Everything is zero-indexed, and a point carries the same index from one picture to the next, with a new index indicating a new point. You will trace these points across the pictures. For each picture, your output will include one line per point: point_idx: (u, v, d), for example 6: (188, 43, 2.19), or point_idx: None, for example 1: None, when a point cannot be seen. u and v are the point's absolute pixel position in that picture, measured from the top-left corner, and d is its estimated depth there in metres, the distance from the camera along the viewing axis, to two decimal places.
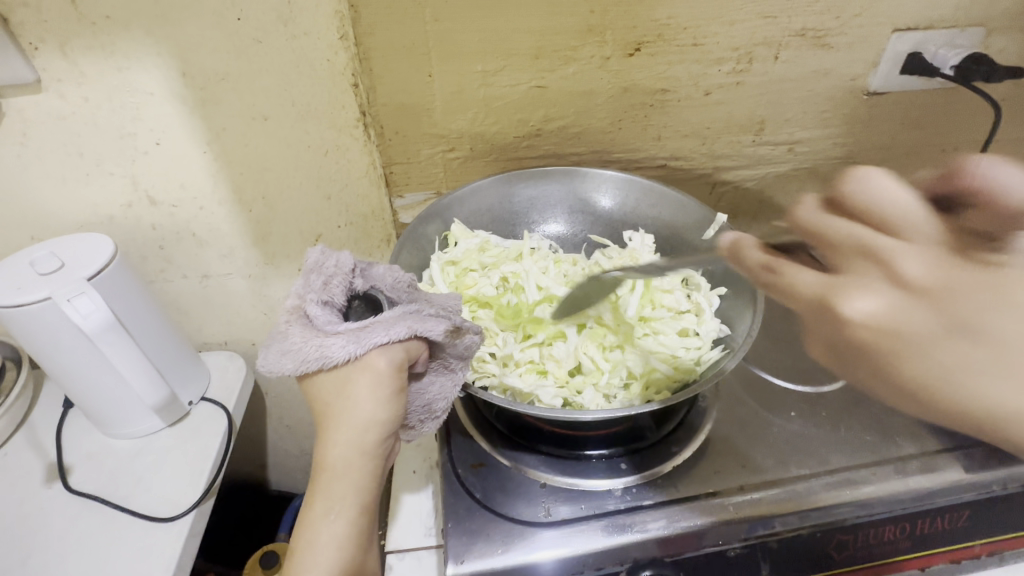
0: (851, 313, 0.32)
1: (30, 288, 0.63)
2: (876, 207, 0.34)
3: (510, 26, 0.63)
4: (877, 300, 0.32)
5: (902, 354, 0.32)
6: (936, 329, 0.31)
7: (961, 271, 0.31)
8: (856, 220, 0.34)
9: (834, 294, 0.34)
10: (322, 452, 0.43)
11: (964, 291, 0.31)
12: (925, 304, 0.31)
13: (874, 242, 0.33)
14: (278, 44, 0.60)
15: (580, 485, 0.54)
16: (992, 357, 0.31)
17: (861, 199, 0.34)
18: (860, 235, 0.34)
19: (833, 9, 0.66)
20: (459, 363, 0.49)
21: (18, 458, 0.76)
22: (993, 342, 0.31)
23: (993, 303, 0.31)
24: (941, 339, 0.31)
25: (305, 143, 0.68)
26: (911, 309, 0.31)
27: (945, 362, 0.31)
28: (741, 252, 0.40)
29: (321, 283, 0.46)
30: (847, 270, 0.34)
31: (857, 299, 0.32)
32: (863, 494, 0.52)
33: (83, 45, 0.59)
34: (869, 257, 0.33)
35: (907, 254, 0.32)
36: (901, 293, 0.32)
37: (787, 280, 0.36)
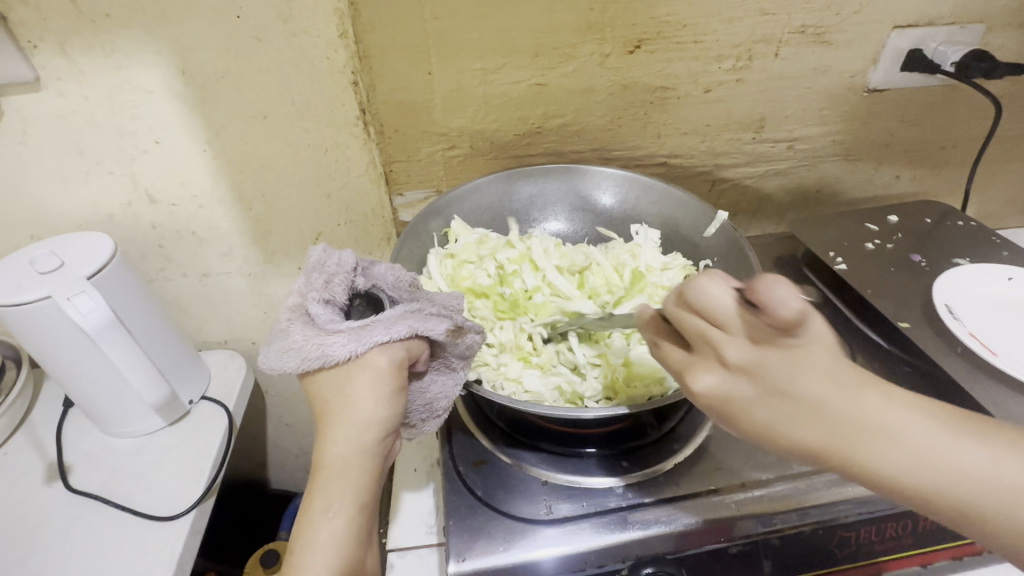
0: (694, 387, 0.38)
1: (30, 287, 0.62)
2: (696, 300, 0.36)
3: (509, 24, 0.63)
4: (714, 376, 0.37)
5: (738, 415, 0.36)
6: (755, 395, 0.35)
7: (772, 347, 0.33)
8: (696, 313, 0.37)
9: (687, 371, 0.39)
10: (322, 450, 0.43)
11: (771, 367, 0.33)
12: (745, 379, 0.35)
13: (706, 331, 0.36)
14: (277, 42, 0.60)
15: (582, 483, 0.54)
16: (804, 412, 0.34)
17: (689, 299, 0.37)
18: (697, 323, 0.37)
19: (833, 6, 0.66)
20: (461, 361, 0.49)
21: (19, 458, 0.76)
22: (804, 399, 0.33)
23: (796, 370, 0.33)
24: (761, 400, 0.35)
25: (305, 141, 0.68)
26: (736, 383, 0.35)
27: (768, 418, 0.35)
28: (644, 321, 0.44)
29: (323, 281, 0.45)
30: (696, 350, 0.38)
31: (698, 376, 0.38)
32: (864, 491, 0.51)
33: (82, 44, 0.59)
34: (705, 341, 0.37)
35: (727, 338, 0.35)
36: (727, 372, 0.36)
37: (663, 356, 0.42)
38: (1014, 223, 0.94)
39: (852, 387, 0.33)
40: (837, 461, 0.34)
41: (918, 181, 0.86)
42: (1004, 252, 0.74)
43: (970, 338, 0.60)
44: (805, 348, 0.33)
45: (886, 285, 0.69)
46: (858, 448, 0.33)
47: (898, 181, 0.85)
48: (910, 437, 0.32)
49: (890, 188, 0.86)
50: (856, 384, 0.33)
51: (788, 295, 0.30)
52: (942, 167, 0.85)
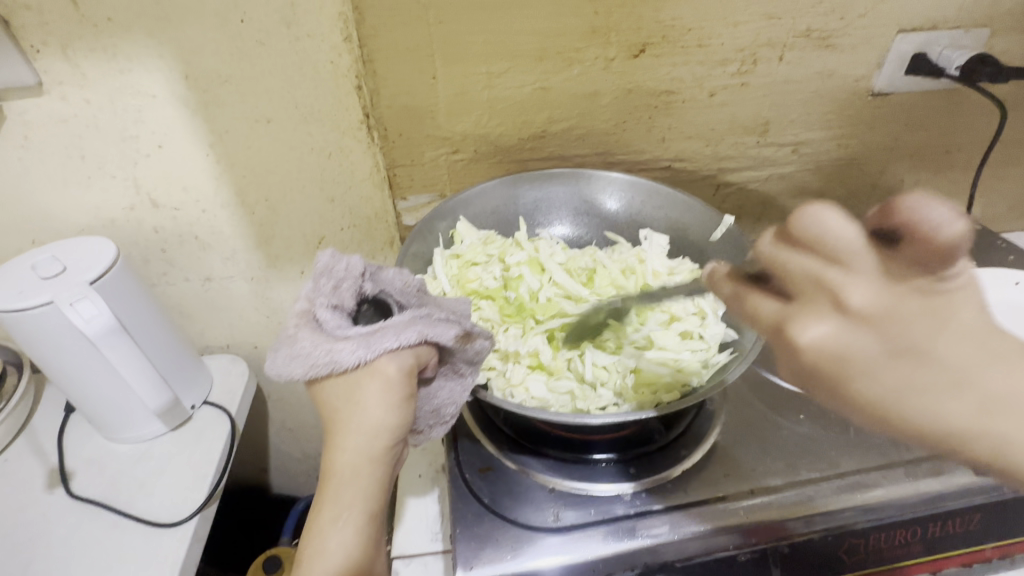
0: (801, 341, 0.35)
1: (32, 291, 0.62)
2: (829, 233, 0.35)
3: (514, 28, 0.63)
4: (826, 325, 0.35)
5: (848, 376, 0.35)
6: (879, 351, 0.34)
7: (902, 293, 0.34)
8: (803, 250, 0.36)
9: (786, 322, 0.37)
10: (330, 458, 0.42)
11: (903, 314, 0.33)
12: (867, 328, 0.34)
13: (821, 272, 0.35)
14: (281, 46, 0.59)
15: (589, 490, 0.54)
16: (939, 379, 0.34)
17: (812, 229, 0.35)
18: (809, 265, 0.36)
19: (837, 10, 0.66)
20: (469, 367, 0.49)
21: (20, 463, 0.76)
22: (937, 361, 0.34)
23: (928, 321, 0.34)
24: (892, 357, 0.34)
25: (309, 145, 0.68)
26: (858, 332, 0.34)
27: (895, 385, 0.35)
28: (716, 283, 0.45)
29: (331, 286, 0.45)
30: (800, 301, 0.36)
31: (808, 326, 0.35)
32: (873, 498, 0.52)
33: (85, 48, 0.58)
34: (824, 287, 0.35)
35: (852, 279, 0.34)
36: (844, 318, 0.34)
37: (747, 308, 0.40)
38: (1017, 226, 0.94)
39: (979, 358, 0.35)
40: (958, 437, 0.35)
41: (921, 185, 0.86)
42: (1010, 255, 0.75)
43: None
44: (935, 296, 0.35)
45: None
46: (988, 422, 0.34)
47: (902, 185, 0.85)
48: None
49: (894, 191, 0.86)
50: (983, 352, 0.35)
51: (941, 215, 0.36)
52: (946, 171, 0.84)
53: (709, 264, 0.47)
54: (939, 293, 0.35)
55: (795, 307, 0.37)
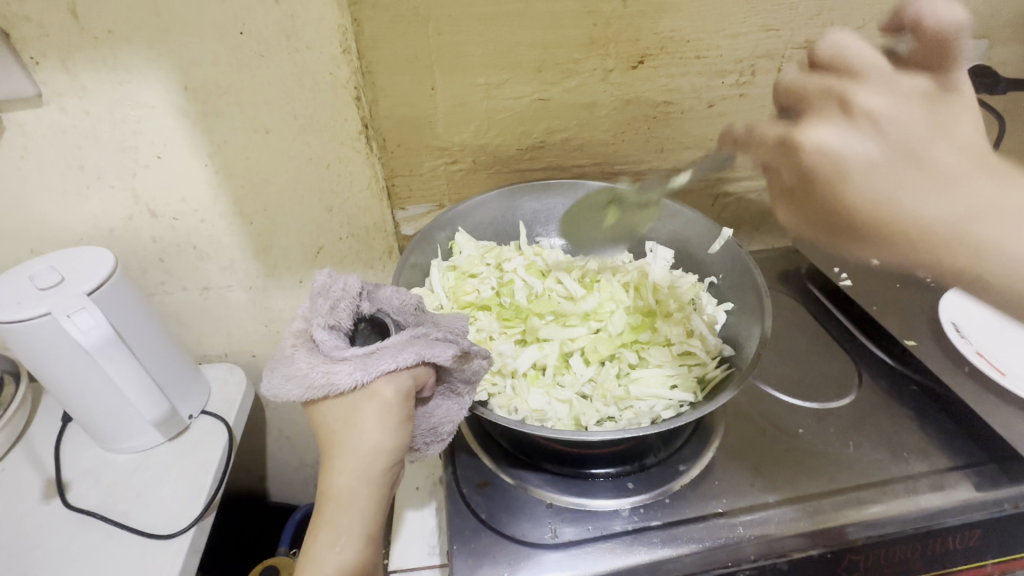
0: (810, 142, 0.36)
1: (30, 302, 0.62)
2: (848, 57, 0.37)
3: (513, 40, 0.63)
4: (832, 129, 0.36)
5: (834, 179, 0.35)
6: (880, 152, 0.34)
7: (915, 97, 0.35)
8: (819, 71, 0.38)
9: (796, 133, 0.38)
10: (327, 481, 0.42)
11: (908, 122, 0.34)
12: (870, 131, 0.34)
13: (836, 84, 0.37)
14: (280, 57, 0.59)
15: (587, 506, 0.54)
16: (928, 174, 0.34)
17: (831, 54, 0.37)
18: (836, 85, 0.37)
19: (836, 22, 0.66)
20: (466, 387, 0.49)
21: (16, 473, 0.75)
22: (936, 168, 0.33)
23: (931, 132, 0.34)
24: (882, 164, 0.34)
25: (307, 155, 0.68)
26: (856, 135, 0.35)
27: (886, 189, 0.34)
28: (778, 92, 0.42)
29: (328, 306, 0.45)
30: (812, 108, 0.38)
31: (818, 129, 0.36)
32: (872, 514, 0.51)
33: (84, 59, 0.58)
34: (836, 97, 0.37)
35: (867, 90, 0.35)
36: (851, 120, 0.35)
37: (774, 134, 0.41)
38: None
39: (966, 165, 0.34)
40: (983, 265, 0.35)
41: None
42: None
43: (978, 358, 0.57)
44: (943, 102, 0.35)
45: (892, 301, 0.69)
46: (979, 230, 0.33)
47: None
48: (989, 219, 0.33)
49: None
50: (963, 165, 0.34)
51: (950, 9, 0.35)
52: None
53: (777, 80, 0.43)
54: (948, 100, 0.35)
55: (804, 124, 0.38)
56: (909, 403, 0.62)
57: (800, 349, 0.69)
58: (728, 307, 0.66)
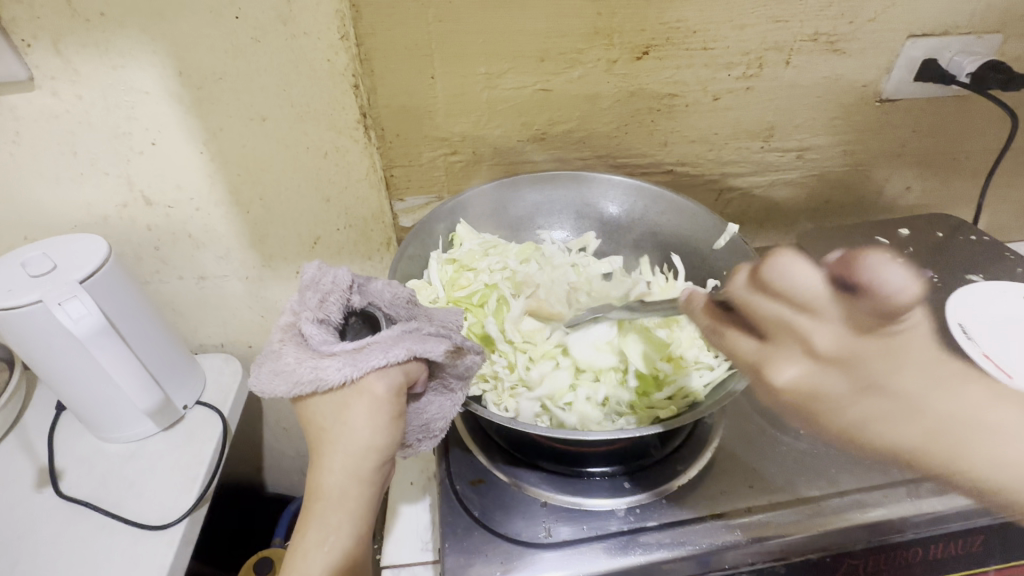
0: (779, 382, 0.39)
1: (21, 290, 0.61)
2: (797, 291, 0.40)
3: (515, 28, 0.61)
4: (799, 368, 0.39)
5: (824, 412, 0.39)
6: (848, 390, 0.39)
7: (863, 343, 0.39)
8: (773, 298, 0.41)
9: (764, 365, 0.40)
10: (316, 477, 0.42)
11: (867, 358, 0.39)
12: (838, 371, 0.39)
13: (792, 319, 0.40)
14: (277, 43, 0.58)
15: (582, 505, 0.53)
16: (897, 410, 0.39)
17: (775, 276, 0.41)
18: (787, 310, 0.40)
19: (847, 14, 0.64)
20: (459, 383, 0.48)
21: (9, 460, 0.75)
22: (896, 397, 0.39)
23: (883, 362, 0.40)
24: (859, 395, 0.39)
25: (304, 144, 0.66)
26: (827, 373, 0.39)
27: (866, 417, 0.38)
28: (694, 309, 0.47)
29: (317, 300, 0.44)
30: (777, 341, 0.40)
31: (783, 370, 0.39)
32: (873, 518, 0.51)
33: (76, 43, 0.57)
34: (793, 329, 0.40)
35: (818, 329, 0.39)
36: (816, 361, 0.39)
37: (726, 345, 0.43)
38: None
39: (924, 388, 0.42)
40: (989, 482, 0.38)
41: (928, 193, 0.85)
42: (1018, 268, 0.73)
43: (984, 359, 0.55)
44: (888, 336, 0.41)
45: None
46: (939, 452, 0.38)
47: (908, 193, 0.84)
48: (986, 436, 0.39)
49: (900, 199, 0.85)
50: (927, 382, 0.43)
51: (897, 277, 0.42)
52: (953, 178, 0.83)
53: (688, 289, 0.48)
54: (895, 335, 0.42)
55: (773, 352, 0.40)
56: None
57: None
58: None
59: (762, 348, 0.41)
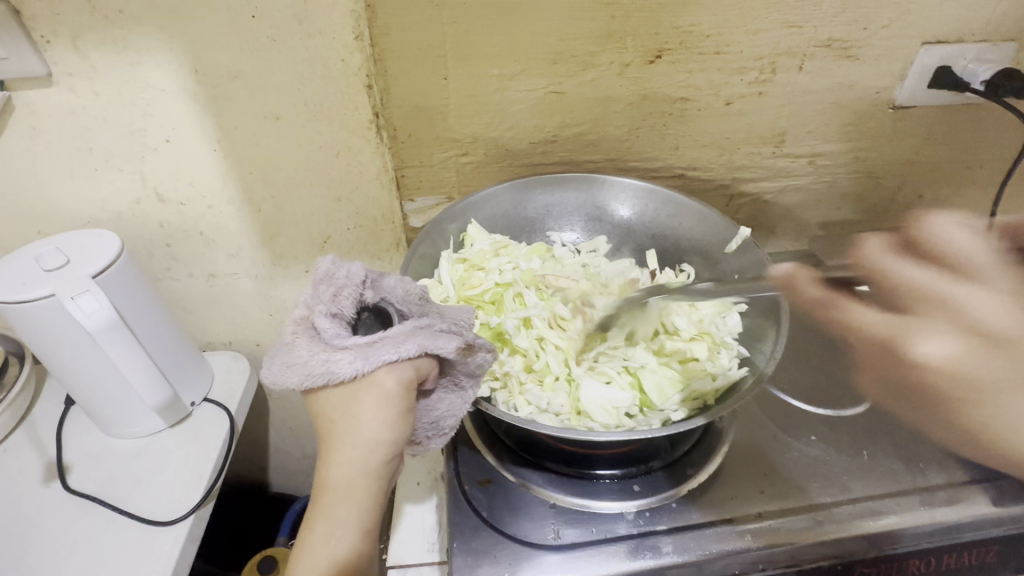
0: (919, 354, 0.37)
1: (34, 284, 0.61)
2: (944, 251, 0.41)
3: (529, 30, 0.62)
4: (948, 342, 0.37)
5: (964, 395, 0.37)
6: (971, 360, 0.37)
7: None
8: (921, 263, 0.41)
9: (898, 335, 0.38)
10: (326, 472, 0.42)
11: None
12: (990, 348, 0.37)
13: (940, 286, 0.38)
14: (292, 42, 0.58)
15: (590, 507, 0.53)
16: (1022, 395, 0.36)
17: (930, 241, 0.41)
18: (921, 277, 0.39)
19: (861, 20, 0.64)
20: (470, 380, 0.48)
21: (18, 454, 0.75)
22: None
23: None
24: (964, 369, 0.37)
25: (316, 144, 0.67)
26: (971, 351, 0.37)
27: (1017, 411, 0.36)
28: (796, 281, 0.46)
29: (330, 294, 0.44)
30: (918, 322, 0.38)
31: (930, 341, 0.37)
32: (885, 526, 0.50)
33: (95, 39, 0.58)
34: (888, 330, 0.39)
35: (973, 292, 0.38)
36: (966, 338, 0.37)
37: (842, 314, 0.41)
38: None
39: None
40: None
41: (940, 202, 0.84)
42: None
43: None
44: None
45: None
46: None
47: (920, 201, 0.84)
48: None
49: (912, 207, 0.85)
50: None
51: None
52: (966, 187, 0.83)
53: (788, 267, 0.47)
54: None
55: (905, 322, 0.39)
56: None
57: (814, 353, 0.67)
58: (742, 308, 0.66)
59: (891, 318, 0.39)
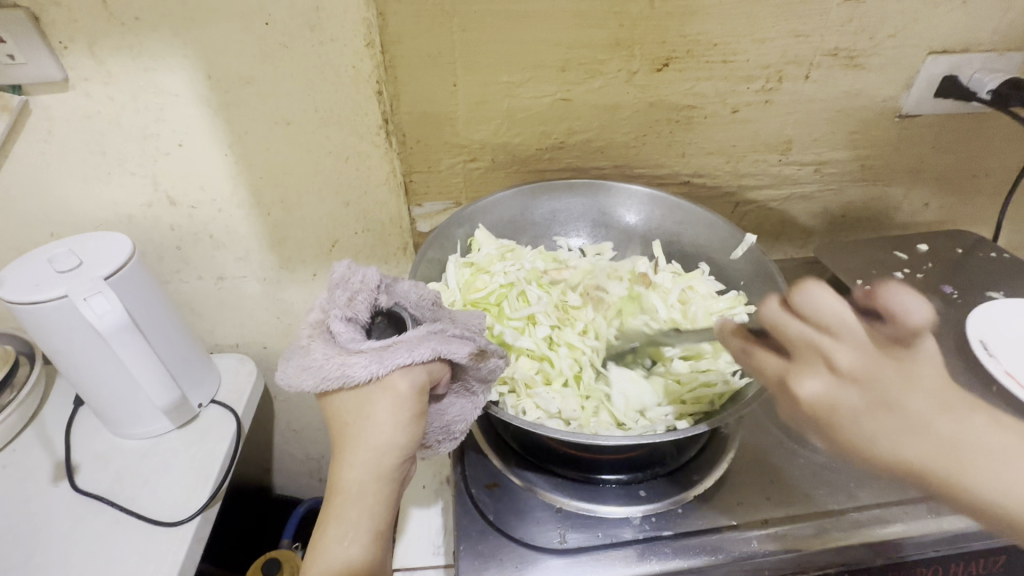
0: (801, 395, 0.41)
1: (47, 285, 0.62)
2: (825, 315, 0.42)
3: (537, 38, 0.62)
4: (821, 383, 0.41)
5: (840, 425, 0.39)
6: (865, 405, 0.39)
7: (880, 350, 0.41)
8: (807, 322, 0.43)
9: (789, 377, 0.43)
10: (338, 474, 0.42)
11: (886, 379, 0.39)
12: (857, 387, 0.39)
13: (816, 338, 0.42)
14: (304, 49, 0.59)
15: (596, 512, 0.53)
16: (908, 428, 0.38)
17: (811, 309, 0.43)
18: (810, 331, 0.42)
19: (867, 30, 0.65)
20: (481, 386, 0.48)
21: (27, 454, 0.76)
22: (909, 416, 0.39)
23: (899, 387, 0.40)
24: (865, 413, 0.39)
25: (326, 148, 0.68)
26: (846, 390, 0.39)
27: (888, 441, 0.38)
28: (728, 337, 0.52)
29: (346, 298, 0.45)
30: (801, 358, 0.42)
31: (807, 384, 0.41)
32: (891, 534, 0.50)
33: (111, 45, 0.59)
34: (812, 346, 0.42)
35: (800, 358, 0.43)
36: (836, 377, 0.40)
37: (754, 362, 0.47)
38: None
39: (933, 411, 0.39)
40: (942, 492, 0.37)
41: (946, 210, 0.84)
42: None
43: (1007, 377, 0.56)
44: (910, 361, 0.42)
45: None
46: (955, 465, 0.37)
47: (925, 210, 0.84)
48: (986, 457, 0.37)
49: (918, 215, 0.85)
50: (937, 404, 0.40)
51: (917, 304, 0.47)
52: (971, 196, 0.83)
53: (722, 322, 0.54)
54: (915, 358, 0.42)
55: (793, 366, 0.43)
56: None
57: None
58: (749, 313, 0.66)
59: (787, 366, 0.43)
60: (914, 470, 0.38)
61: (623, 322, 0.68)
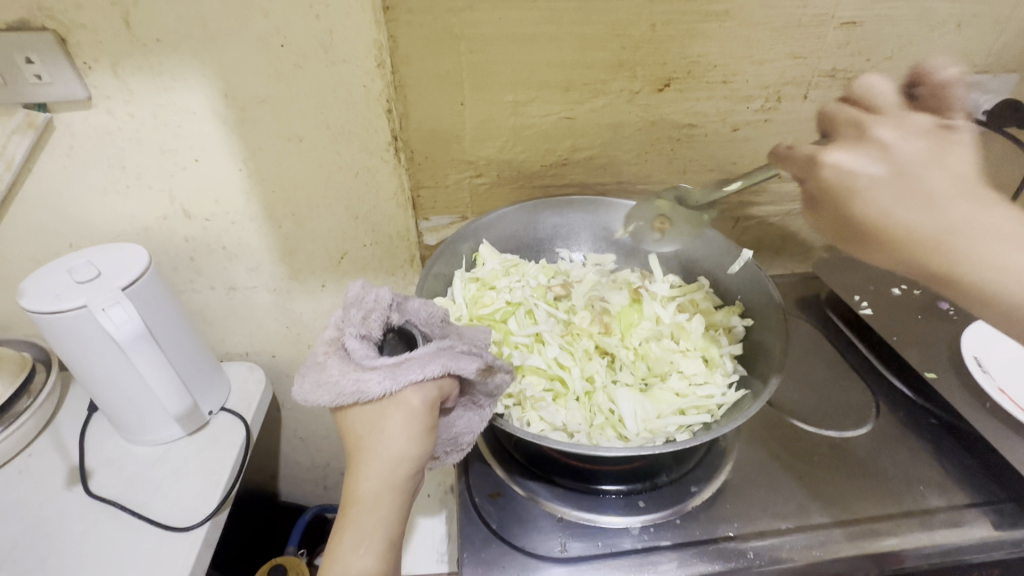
0: (827, 160, 0.47)
1: (67, 294, 0.64)
2: (873, 97, 0.50)
3: (542, 59, 0.64)
4: (848, 154, 0.46)
5: (855, 195, 0.44)
6: (884, 173, 0.43)
7: (919, 127, 0.45)
8: (856, 106, 0.51)
9: (820, 153, 0.48)
10: (352, 485, 0.44)
11: (910, 154, 0.43)
12: (880, 155, 0.44)
13: (862, 118, 0.50)
14: (318, 69, 0.62)
15: (597, 522, 0.54)
16: (918, 195, 0.41)
17: (862, 91, 0.51)
18: (856, 114, 0.51)
19: (863, 52, 0.67)
20: (488, 400, 0.50)
21: (42, 460, 0.78)
22: (924, 184, 0.42)
23: (928, 160, 0.43)
24: (884, 180, 0.43)
25: (337, 164, 0.70)
26: (867, 159, 0.44)
27: (886, 204, 0.42)
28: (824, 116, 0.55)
29: (361, 316, 0.47)
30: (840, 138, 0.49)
31: (834, 154, 0.47)
32: (886, 547, 0.51)
33: (133, 66, 0.61)
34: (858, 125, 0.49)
35: (884, 126, 0.47)
36: (861, 147, 0.46)
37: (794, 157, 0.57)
38: None
39: (958, 188, 0.42)
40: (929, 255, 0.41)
41: None
42: None
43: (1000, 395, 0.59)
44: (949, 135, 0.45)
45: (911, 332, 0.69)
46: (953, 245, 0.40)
47: None
48: (983, 238, 0.40)
49: None
50: (966, 187, 0.42)
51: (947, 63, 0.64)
52: None
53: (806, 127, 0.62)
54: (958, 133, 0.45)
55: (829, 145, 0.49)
56: (927, 438, 0.61)
57: (817, 374, 0.69)
58: (747, 323, 0.68)
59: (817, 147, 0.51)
60: (905, 252, 0.42)
61: (627, 331, 0.71)
